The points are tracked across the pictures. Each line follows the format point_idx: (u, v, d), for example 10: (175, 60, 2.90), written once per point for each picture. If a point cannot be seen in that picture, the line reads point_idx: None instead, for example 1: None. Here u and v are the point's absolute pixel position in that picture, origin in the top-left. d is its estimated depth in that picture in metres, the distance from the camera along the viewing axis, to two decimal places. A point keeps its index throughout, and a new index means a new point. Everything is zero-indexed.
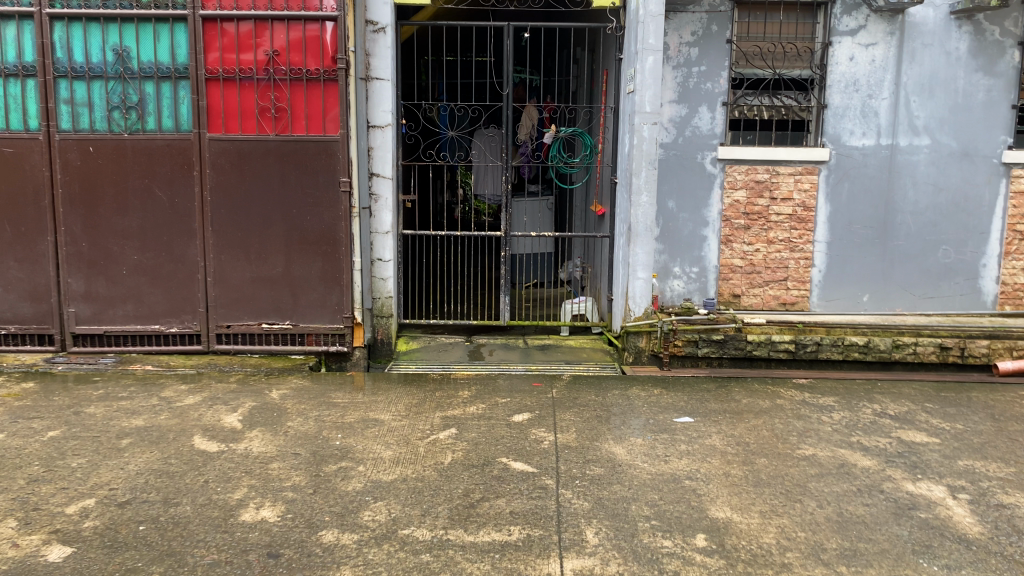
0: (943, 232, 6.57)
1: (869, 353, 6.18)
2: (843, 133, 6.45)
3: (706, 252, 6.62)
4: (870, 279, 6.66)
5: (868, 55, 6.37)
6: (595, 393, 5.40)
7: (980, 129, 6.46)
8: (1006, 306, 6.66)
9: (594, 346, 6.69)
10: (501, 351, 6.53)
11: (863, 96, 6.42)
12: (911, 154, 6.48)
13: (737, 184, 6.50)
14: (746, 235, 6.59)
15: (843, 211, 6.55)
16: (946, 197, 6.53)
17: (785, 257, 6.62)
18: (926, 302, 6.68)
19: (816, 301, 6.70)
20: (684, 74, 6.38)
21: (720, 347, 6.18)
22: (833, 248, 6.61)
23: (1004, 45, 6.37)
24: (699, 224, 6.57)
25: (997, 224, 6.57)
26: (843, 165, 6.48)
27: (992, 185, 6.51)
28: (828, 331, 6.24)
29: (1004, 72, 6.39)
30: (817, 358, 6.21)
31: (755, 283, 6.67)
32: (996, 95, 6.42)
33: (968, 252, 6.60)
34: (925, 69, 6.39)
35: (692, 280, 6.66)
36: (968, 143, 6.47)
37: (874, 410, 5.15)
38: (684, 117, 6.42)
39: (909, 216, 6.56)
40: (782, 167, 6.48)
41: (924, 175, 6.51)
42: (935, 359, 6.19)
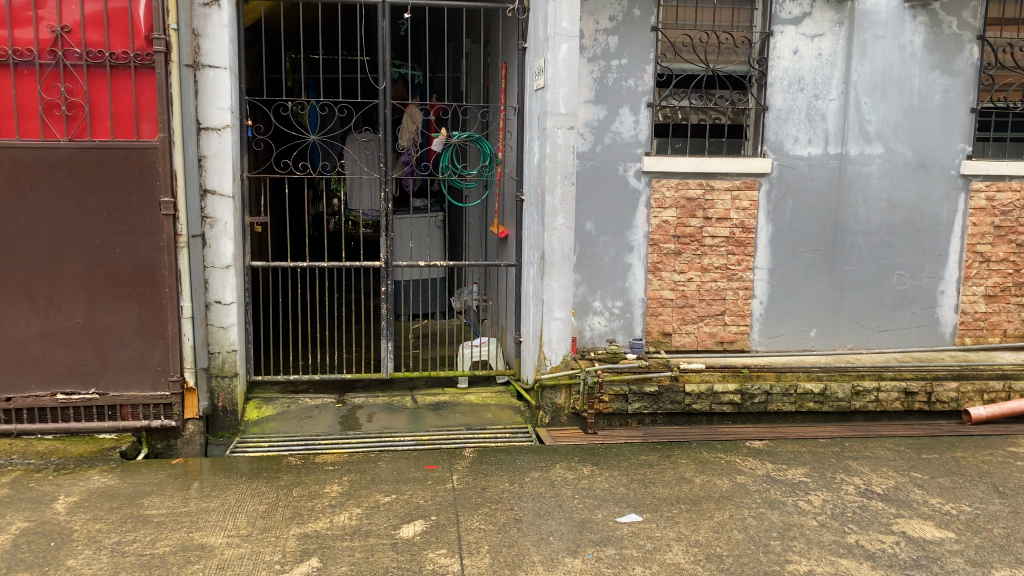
0: (897, 254, 5.66)
1: (825, 403, 5.19)
2: (786, 141, 5.43)
3: (632, 282, 5.42)
4: (819, 311, 5.67)
5: (814, 48, 5.38)
6: (508, 480, 4.11)
7: (937, 136, 5.58)
8: (966, 339, 5.81)
9: (499, 402, 5.34)
10: (382, 416, 5.09)
11: (809, 96, 5.42)
12: (862, 164, 5.54)
13: (666, 201, 5.35)
14: (678, 262, 5.44)
15: (788, 232, 5.52)
16: (901, 214, 5.62)
17: (722, 287, 5.51)
18: (880, 336, 5.76)
19: (757, 337, 5.63)
20: (602, 69, 5.19)
21: (654, 401, 5.01)
22: (777, 275, 5.56)
23: (962, 39, 5.50)
24: (623, 250, 5.37)
25: (956, 245, 5.70)
26: (786, 178, 5.46)
27: (950, 200, 5.65)
28: (778, 377, 5.19)
29: (962, 70, 5.52)
30: (766, 411, 5.16)
31: (688, 318, 5.52)
32: (954, 97, 5.55)
33: (924, 278, 5.71)
34: (877, 66, 5.45)
35: (616, 317, 5.44)
36: (924, 152, 5.58)
37: (857, 488, 4.10)
38: (603, 120, 5.23)
39: (861, 236, 5.61)
40: (717, 181, 5.39)
41: (877, 189, 5.58)
42: (899, 406, 5.27)
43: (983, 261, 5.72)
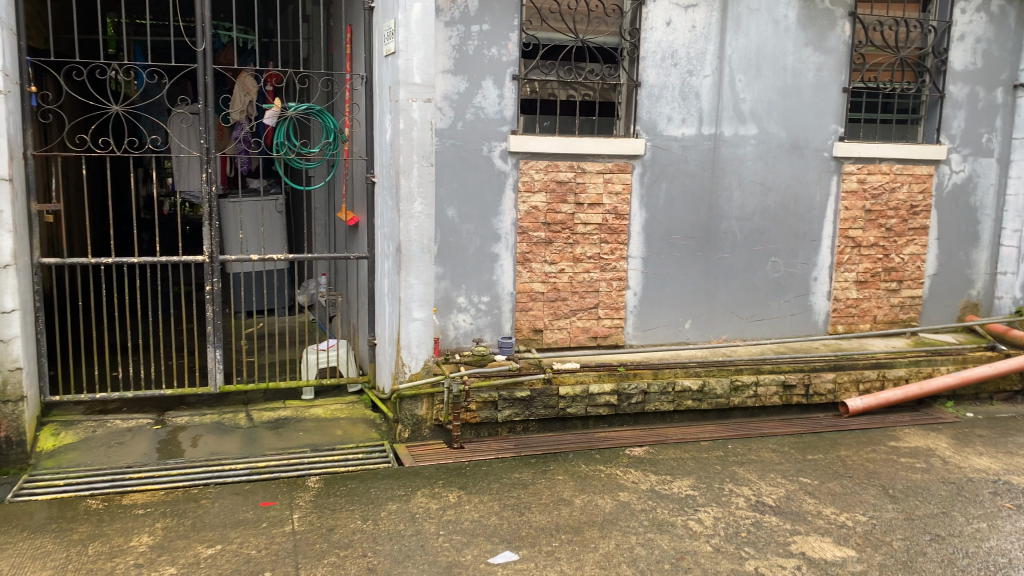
0: (771, 241, 5.39)
1: (704, 401, 4.81)
2: (659, 120, 5.02)
3: (499, 274, 4.87)
4: (694, 301, 5.31)
5: (687, 20, 4.99)
6: (361, 516, 3.49)
7: (810, 116, 5.33)
8: (839, 327, 5.62)
9: (351, 416, 4.68)
10: (211, 440, 4.32)
11: (682, 72, 5.02)
12: (736, 146, 5.21)
13: (535, 185, 4.83)
14: (548, 252, 4.94)
15: (662, 218, 5.13)
16: (776, 199, 5.34)
17: (595, 278, 5.06)
18: (755, 326, 5.48)
19: (632, 331, 5.21)
20: (461, 35, 4.58)
21: (526, 407, 4.47)
22: (652, 265, 5.17)
23: (834, 16, 5.27)
24: (488, 239, 4.81)
25: (828, 230, 5.50)
26: (660, 160, 5.06)
27: (823, 183, 5.42)
28: (656, 374, 4.75)
29: (834, 48, 5.30)
30: (644, 411, 4.72)
31: (560, 313, 5.03)
32: (827, 75, 5.31)
33: (798, 265, 5.47)
34: (751, 41, 5.14)
35: (482, 314, 4.87)
36: (798, 134, 5.32)
37: (748, 500, 3.75)
38: (462, 93, 4.63)
39: (735, 222, 5.29)
40: (588, 163, 4.92)
41: (751, 172, 5.27)
42: (778, 401, 4.98)
43: (855, 246, 5.55)
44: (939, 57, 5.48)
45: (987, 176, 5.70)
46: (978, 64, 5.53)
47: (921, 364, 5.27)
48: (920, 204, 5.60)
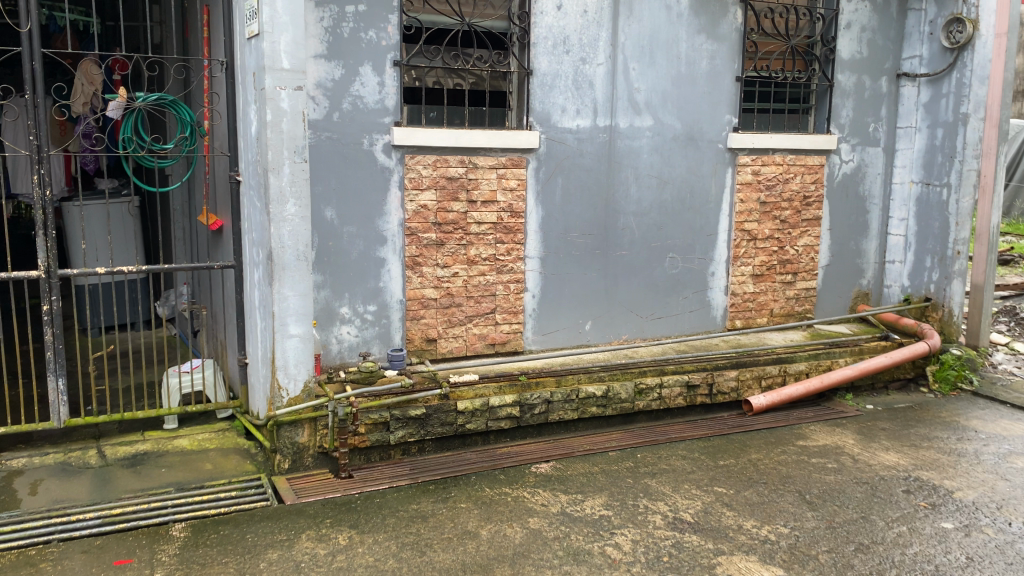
0: (669, 235, 5.18)
1: (608, 407, 4.51)
2: (553, 111, 4.71)
3: (386, 280, 4.44)
4: (594, 302, 5.04)
5: (579, 4, 4.69)
6: (237, 572, 3.01)
7: (704, 106, 5.15)
8: (737, 322, 5.48)
9: (222, 447, 4.15)
10: (55, 484, 3.69)
11: (575, 60, 4.73)
12: (632, 138, 4.97)
13: (423, 182, 4.42)
14: (440, 254, 4.55)
15: (558, 215, 4.83)
16: (672, 193, 5.14)
17: (491, 281, 4.70)
18: (655, 325, 5.27)
19: (531, 336, 4.89)
20: (334, 16, 4.12)
21: (421, 426, 4.07)
22: (550, 265, 4.86)
23: (726, 2, 5.10)
24: (371, 242, 4.37)
25: (724, 223, 5.34)
26: (555, 154, 4.75)
27: (718, 175, 5.26)
28: (559, 382, 4.44)
29: (726, 35, 5.14)
30: (548, 422, 4.39)
31: (455, 321, 4.65)
32: (720, 64, 5.15)
33: (695, 260, 5.29)
34: (644, 27, 4.89)
35: (369, 325, 4.44)
36: (692, 125, 5.13)
37: (665, 518, 3.49)
38: (337, 81, 4.17)
39: (632, 217, 5.06)
40: (480, 158, 4.55)
41: (647, 165, 5.04)
42: (682, 403, 4.73)
43: (750, 239, 5.42)
44: (827, 45, 5.41)
45: (874, 165, 5.70)
46: (864, 53, 5.51)
47: (820, 357, 5.16)
48: (812, 194, 5.53)
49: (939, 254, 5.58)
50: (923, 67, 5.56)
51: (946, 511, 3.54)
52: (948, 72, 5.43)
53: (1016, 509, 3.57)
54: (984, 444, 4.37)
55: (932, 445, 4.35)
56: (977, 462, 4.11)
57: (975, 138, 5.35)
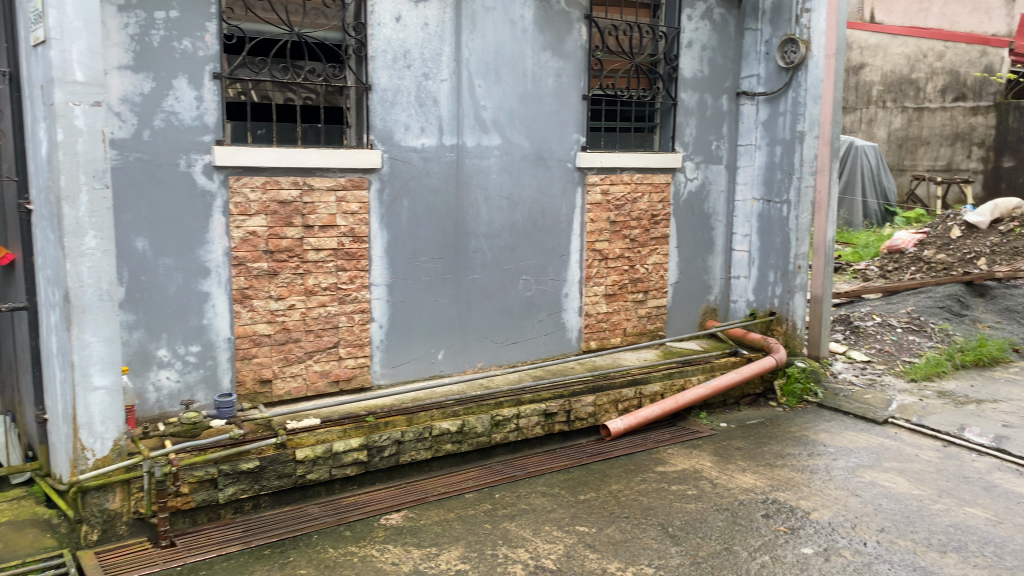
0: (521, 257, 4.99)
1: (464, 443, 4.21)
2: (395, 129, 4.41)
3: (212, 317, 3.98)
4: (445, 330, 4.76)
5: (419, 16, 4.41)
6: None
7: (552, 125, 4.99)
8: (591, 343, 5.36)
9: (15, 519, 3.56)
10: None
11: (416, 75, 4.45)
12: (480, 157, 4.73)
13: (251, 207, 4.01)
14: (273, 285, 4.13)
15: (405, 240, 4.52)
16: (522, 213, 4.95)
17: (332, 313, 4.33)
18: (510, 350, 5.06)
19: (379, 369, 4.55)
20: (141, 23, 3.65)
21: (255, 480, 3.65)
22: (397, 293, 4.54)
23: (571, 18, 4.98)
24: (192, 275, 3.90)
25: (576, 243, 5.21)
26: (399, 174, 4.45)
27: (568, 195, 5.12)
28: (409, 420, 4.11)
29: (572, 52, 5.02)
30: (398, 465, 4.05)
31: (292, 358, 4.23)
32: (566, 81, 5.02)
33: (548, 282, 5.13)
34: (488, 42, 4.68)
35: (192, 368, 3.96)
36: (541, 144, 4.96)
37: (527, 568, 3.24)
38: (147, 96, 3.70)
39: (484, 239, 4.82)
40: (315, 179, 4.18)
41: (497, 185, 4.82)
42: (539, 432, 4.48)
43: (602, 259, 5.32)
44: (670, 64, 5.41)
45: (717, 182, 5.76)
46: (705, 72, 5.55)
47: (674, 376, 5.06)
48: (660, 213, 5.51)
49: (781, 269, 5.63)
50: (760, 86, 5.65)
51: (805, 535, 3.41)
52: (784, 92, 5.50)
53: (870, 527, 3.44)
54: (833, 458, 4.27)
55: (786, 463, 4.24)
56: (829, 479, 3.99)
57: (811, 155, 5.40)
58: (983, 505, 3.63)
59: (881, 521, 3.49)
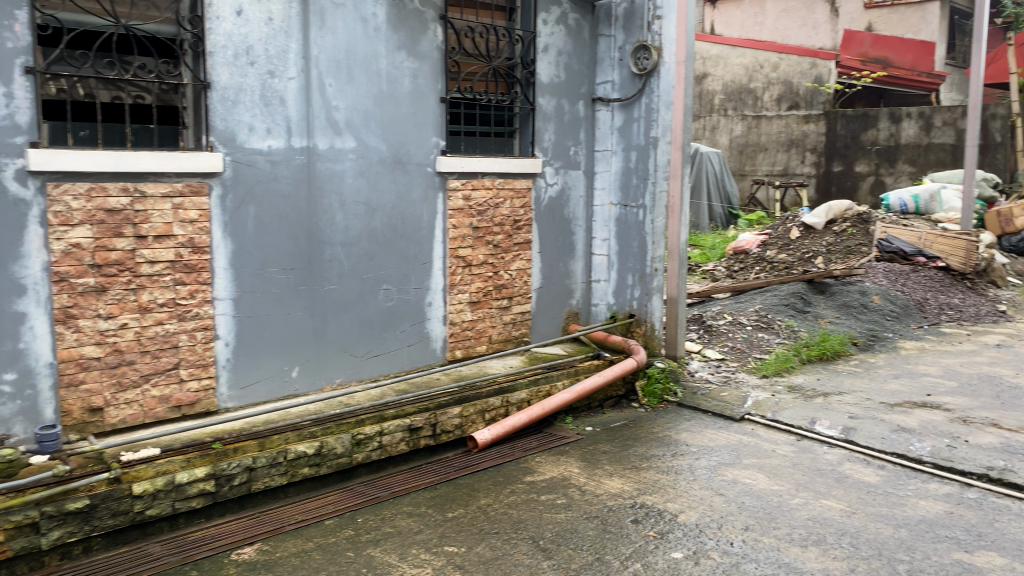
0: (380, 266, 4.78)
1: (323, 465, 3.96)
2: (239, 130, 4.11)
3: (30, 340, 3.55)
4: (300, 345, 4.48)
5: (262, 10, 4.13)
6: None
7: (409, 127, 4.82)
8: (456, 352, 5.22)
9: None
10: None
11: (261, 72, 4.16)
12: (333, 161, 4.49)
13: (73, 216, 3.61)
14: (102, 303, 3.73)
15: (252, 249, 4.22)
16: (381, 220, 4.74)
17: (172, 331, 3.97)
18: (371, 364, 4.83)
19: (227, 390, 4.22)
20: None
21: (84, 521, 3.26)
22: (245, 307, 4.23)
23: (425, 18, 4.83)
24: (5, 294, 3.46)
25: (437, 250, 5.05)
26: (244, 179, 4.15)
27: (428, 201, 4.95)
28: (262, 444, 3.82)
29: (427, 53, 4.86)
30: (251, 493, 3.76)
31: (127, 383, 3.84)
32: (423, 83, 4.86)
33: (410, 291, 4.94)
34: (339, 40, 4.45)
35: (6, 399, 3.51)
36: (398, 148, 4.77)
37: None
38: None
39: (340, 248, 4.58)
40: (149, 185, 3.83)
41: (352, 191, 4.60)
42: (404, 448, 4.28)
43: (465, 266, 5.19)
44: (527, 68, 5.37)
45: (576, 187, 5.77)
46: (561, 77, 5.54)
47: (539, 383, 4.99)
48: (522, 218, 5.45)
49: (639, 273, 5.68)
50: (615, 92, 5.70)
51: (673, 539, 3.38)
52: (638, 98, 5.56)
53: (735, 527, 3.45)
54: (696, 457, 4.30)
55: (651, 465, 4.22)
56: (694, 479, 4.00)
57: (665, 160, 5.45)
58: (838, 496, 3.73)
59: (745, 519, 3.52)
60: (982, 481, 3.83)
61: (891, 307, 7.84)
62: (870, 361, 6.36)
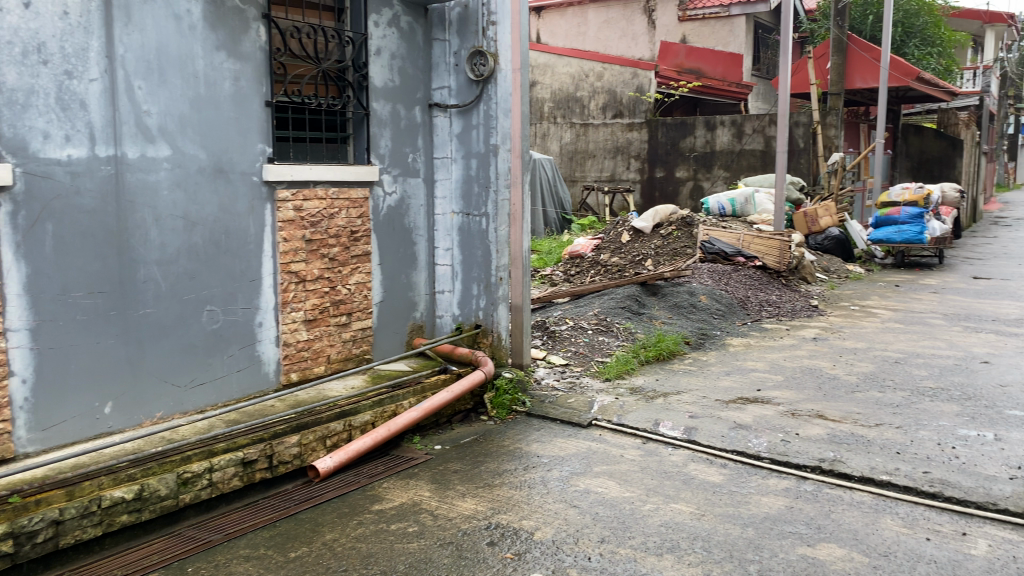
0: (203, 285, 4.39)
1: (144, 511, 3.56)
2: (30, 138, 3.63)
3: None
4: (113, 376, 4.03)
5: (54, 3, 3.67)
6: None
7: (232, 134, 4.46)
8: (292, 375, 4.88)
9: None
10: None
11: (56, 72, 3.70)
12: (145, 171, 4.07)
13: None
14: None
15: (51, 272, 3.74)
16: (202, 234, 4.36)
17: None
18: (197, 393, 4.43)
19: (26, 433, 3.71)
20: None
21: None
22: (44, 338, 3.74)
23: (246, 16, 4.49)
24: None
25: (268, 266, 4.70)
26: (39, 192, 3.67)
27: (255, 213, 4.61)
28: (70, 493, 3.37)
29: (250, 54, 4.52)
30: (58, 551, 3.30)
31: None
32: (246, 86, 4.51)
33: (238, 310, 4.57)
34: (148, 38, 4.03)
35: None
36: (219, 156, 4.40)
37: None
38: None
39: (156, 266, 4.16)
40: None
41: (168, 204, 4.19)
42: (237, 484, 3.93)
43: (299, 281, 4.86)
44: (359, 71, 5.10)
45: (416, 196, 5.56)
46: (396, 82, 5.32)
47: (384, 403, 4.74)
48: (359, 229, 5.17)
49: (484, 282, 5.61)
50: (452, 98, 5.56)
51: (531, 559, 3.28)
52: (475, 104, 5.46)
53: (591, 540, 3.40)
54: (548, 469, 4.23)
55: (503, 481, 4.11)
56: (547, 492, 3.93)
57: (505, 168, 5.42)
58: (686, 499, 3.78)
59: (601, 531, 3.48)
60: (815, 472, 4.02)
61: (718, 305, 8.22)
62: (702, 359, 6.61)
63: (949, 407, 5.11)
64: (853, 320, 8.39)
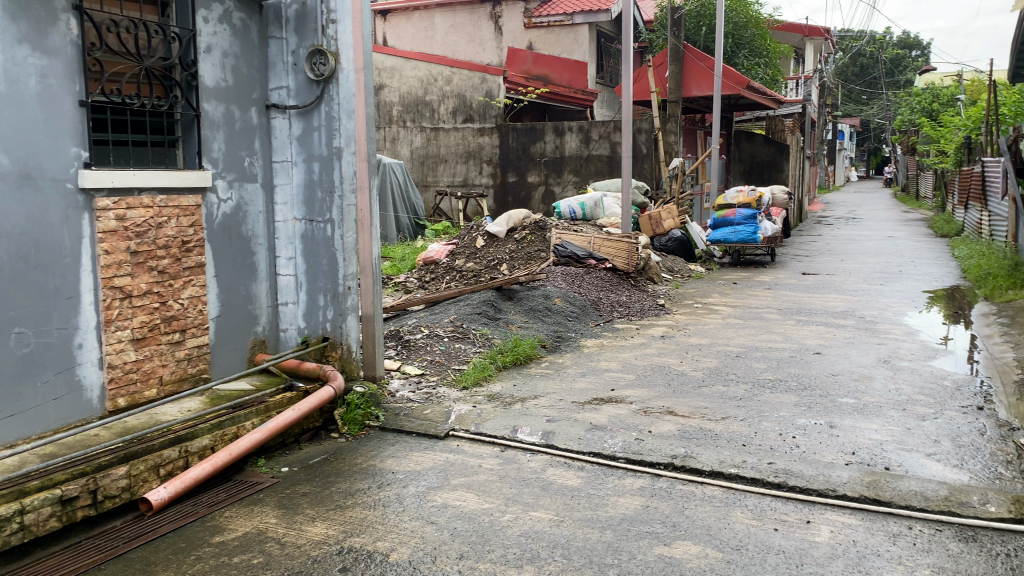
0: (9, 304, 3.92)
1: None
2: None
3: None
4: None
5: None
6: None
7: (39, 137, 4.02)
8: (119, 401, 4.46)
9: None
10: None
11: None
12: None
13: None
14: None
15: None
16: (6, 248, 3.89)
17: None
18: (4, 426, 3.95)
19: None
20: None
21: None
22: None
23: (54, 7, 4.06)
24: None
25: (86, 281, 4.27)
26: None
27: (70, 224, 4.18)
28: None
29: (58, 48, 4.10)
30: None
31: None
32: (55, 84, 4.08)
33: (52, 332, 4.12)
34: None
35: None
36: (25, 160, 3.95)
37: None
38: None
39: None
40: None
41: None
42: (55, 526, 3.53)
43: (124, 297, 4.46)
44: (187, 69, 4.75)
45: (254, 203, 5.23)
46: (228, 81, 5.00)
47: (225, 426, 4.41)
48: (192, 238, 4.81)
49: (330, 292, 5.36)
50: (291, 98, 5.28)
51: None
52: (316, 105, 5.21)
53: (449, 557, 3.28)
54: (403, 486, 4.07)
55: (356, 501, 3.91)
56: (402, 510, 3.77)
57: (350, 172, 5.20)
58: (545, 506, 3.73)
59: (459, 546, 3.37)
60: (669, 470, 4.07)
61: (572, 308, 8.31)
62: (558, 362, 6.64)
63: (789, 397, 5.35)
64: (698, 317, 8.71)
